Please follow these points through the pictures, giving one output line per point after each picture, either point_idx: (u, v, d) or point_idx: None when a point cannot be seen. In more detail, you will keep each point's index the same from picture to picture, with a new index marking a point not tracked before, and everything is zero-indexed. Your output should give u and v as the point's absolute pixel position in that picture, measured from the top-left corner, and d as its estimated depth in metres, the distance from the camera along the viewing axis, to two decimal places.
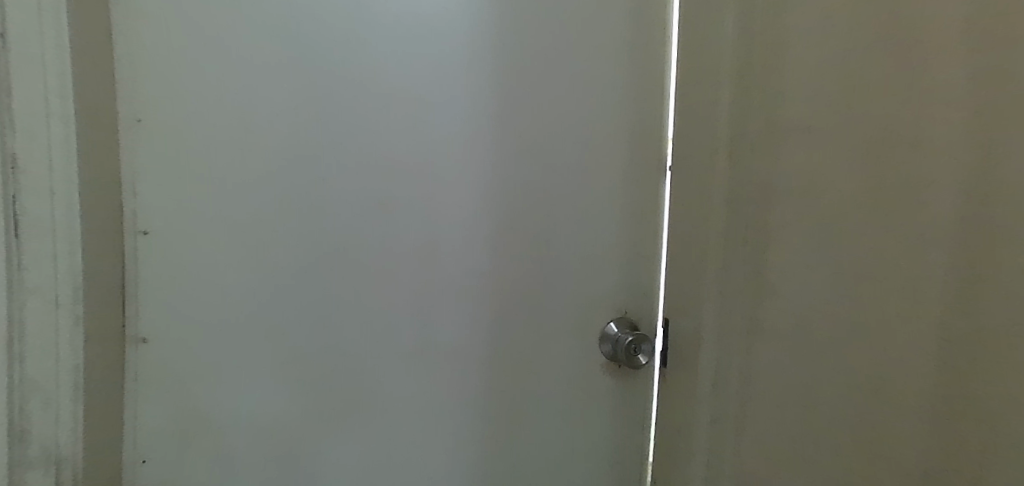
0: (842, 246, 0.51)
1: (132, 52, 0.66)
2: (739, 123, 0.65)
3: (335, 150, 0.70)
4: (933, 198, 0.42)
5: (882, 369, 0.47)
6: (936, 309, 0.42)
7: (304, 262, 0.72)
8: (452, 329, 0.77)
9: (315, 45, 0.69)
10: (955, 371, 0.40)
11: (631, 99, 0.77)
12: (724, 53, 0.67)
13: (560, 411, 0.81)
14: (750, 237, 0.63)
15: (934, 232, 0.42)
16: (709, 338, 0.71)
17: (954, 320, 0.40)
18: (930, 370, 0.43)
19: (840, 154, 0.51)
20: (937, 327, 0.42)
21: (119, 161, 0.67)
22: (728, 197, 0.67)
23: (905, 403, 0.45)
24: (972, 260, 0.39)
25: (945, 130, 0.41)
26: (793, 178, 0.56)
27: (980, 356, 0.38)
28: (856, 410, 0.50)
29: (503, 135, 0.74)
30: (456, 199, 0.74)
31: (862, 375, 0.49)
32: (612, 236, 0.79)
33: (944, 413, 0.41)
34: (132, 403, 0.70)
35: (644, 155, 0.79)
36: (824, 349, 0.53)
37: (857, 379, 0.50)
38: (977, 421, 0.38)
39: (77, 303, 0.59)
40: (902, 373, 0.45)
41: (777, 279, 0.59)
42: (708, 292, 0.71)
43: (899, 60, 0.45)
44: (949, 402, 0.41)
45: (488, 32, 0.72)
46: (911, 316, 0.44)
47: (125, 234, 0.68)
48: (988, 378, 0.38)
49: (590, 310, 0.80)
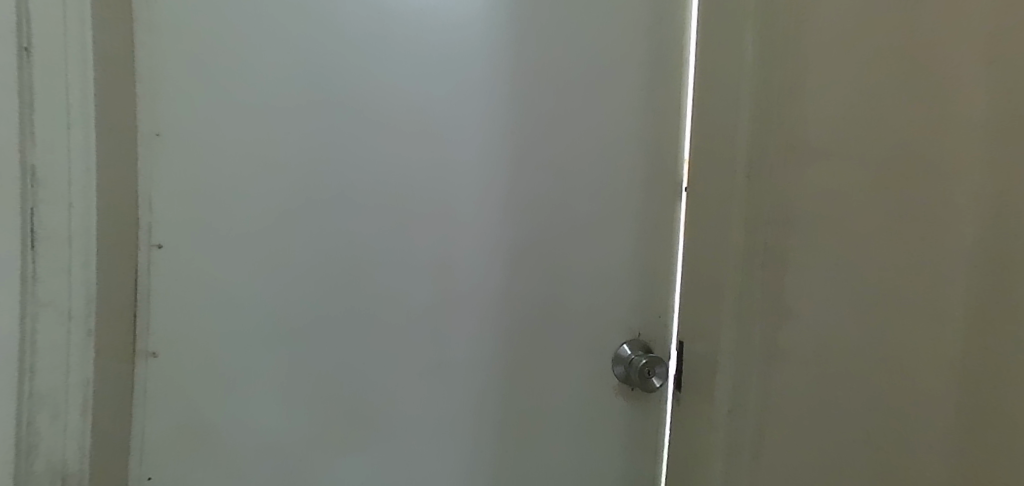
0: (859, 270, 0.50)
1: (153, 67, 0.66)
2: (757, 144, 0.64)
3: (349, 165, 0.70)
4: (954, 225, 0.41)
5: (901, 399, 0.46)
6: (953, 334, 0.41)
7: (316, 276, 0.71)
8: (462, 348, 0.76)
9: (333, 63, 0.69)
10: (972, 394, 0.39)
11: (648, 118, 0.77)
12: (742, 74, 0.66)
13: (571, 433, 0.80)
14: (769, 262, 0.61)
15: (955, 259, 0.41)
16: (724, 364, 0.69)
17: (976, 353, 0.39)
18: (949, 395, 0.41)
19: (858, 177, 0.50)
20: (957, 358, 0.40)
21: (137, 174, 0.67)
22: (744, 220, 0.66)
23: (924, 425, 0.43)
24: (990, 282, 0.38)
25: (966, 155, 0.40)
26: (809, 201, 0.56)
27: (996, 380, 0.37)
28: (872, 433, 0.49)
29: (518, 153, 0.74)
30: (471, 216, 0.74)
31: (879, 399, 0.48)
32: (625, 257, 0.78)
33: (960, 436, 0.40)
34: (140, 417, 0.70)
35: (659, 175, 0.78)
36: (842, 375, 0.52)
37: (875, 406, 0.48)
38: (999, 460, 0.37)
39: (89, 317, 0.58)
40: (922, 404, 0.44)
41: (795, 306, 0.58)
42: (723, 315, 0.69)
43: (919, 83, 0.44)
44: (969, 438, 0.40)
45: (506, 51, 0.73)
46: (929, 341, 0.43)
47: (140, 247, 0.68)
48: (1005, 405, 0.36)
49: (603, 332, 0.79)
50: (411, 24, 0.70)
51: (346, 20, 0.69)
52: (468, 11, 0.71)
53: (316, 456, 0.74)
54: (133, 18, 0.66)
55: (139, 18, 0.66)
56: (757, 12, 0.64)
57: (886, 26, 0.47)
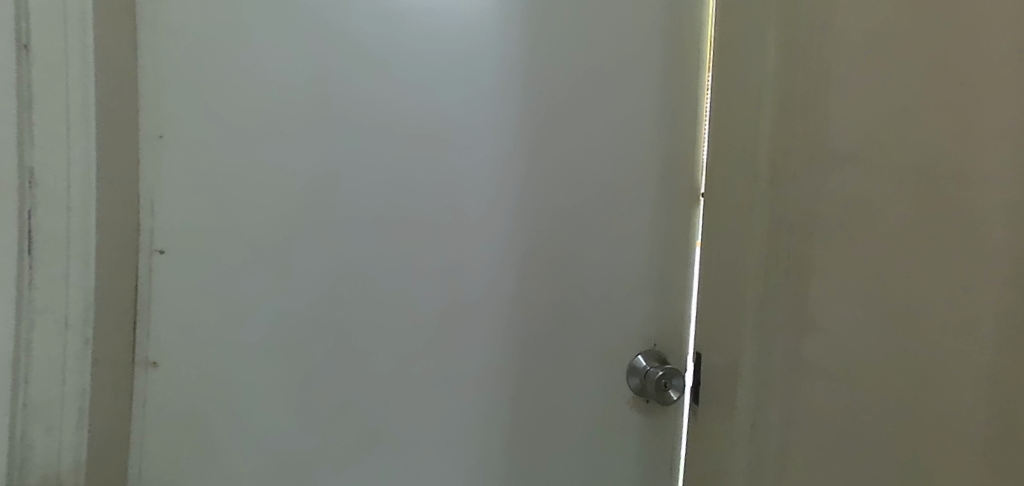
0: (886, 280, 0.47)
1: (157, 68, 0.65)
2: (779, 148, 0.61)
3: (356, 167, 0.68)
4: (985, 233, 0.38)
5: (928, 417, 0.43)
6: (982, 349, 0.38)
7: (324, 282, 0.69)
8: (471, 359, 0.73)
9: (342, 63, 0.67)
10: (1002, 411, 0.36)
11: (662, 122, 0.75)
12: (765, 74, 0.63)
13: (584, 446, 0.77)
14: (793, 271, 0.59)
15: (984, 269, 0.38)
16: (745, 378, 0.66)
17: (1004, 368, 0.36)
18: (978, 411, 0.39)
19: (885, 182, 0.47)
20: (988, 373, 0.38)
21: (138, 177, 0.65)
22: (766, 229, 0.63)
23: (952, 442, 0.41)
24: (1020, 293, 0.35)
25: (996, 154, 0.37)
26: (832, 211, 0.53)
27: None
28: (896, 449, 0.46)
29: (532, 158, 0.72)
30: (481, 222, 0.72)
31: (903, 414, 0.45)
32: (639, 264, 0.76)
33: (987, 454, 0.38)
34: (139, 428, 0.68)
35: (675, 180, 0.76)
36: (866, 387, 0.49)
37: (898, 421, 0.46)
38: None
39: (88, 323, 0.57)
40: (949, 419, 0.41)
41: (818, 318, 0.55)
42: (745, 326, 0.66)
43: (949, 85, 0.42)
44: (996, 458, 0.37)
45: (518, 53, 0.71)
46: (958, 356, 0.40)
47: (141, 253, 0.66)
48: None
49: (617, 343, 0.76)
50: (421, 25, 0.68)
51: (355, 20, 0.67)
52: (480, 13, 0.70)
53: (319, 469, 0.71)
54: (138, 17, 0.64)
55: (143, 17, 0.64)
56: (778, 11, 0.62)
57: (914, 23, 0.45)
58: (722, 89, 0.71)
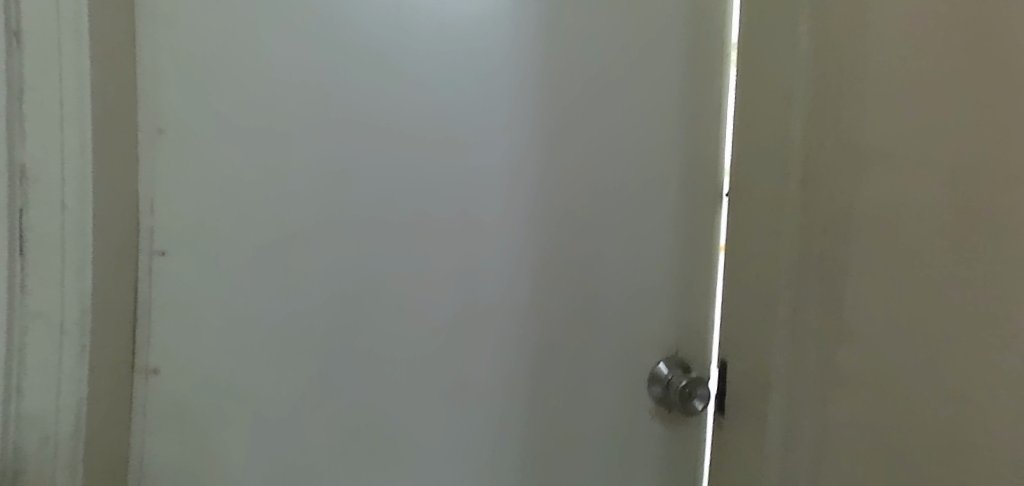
0: (927, 288, 0.44)
1: (157, 60, 0.62)
2: (809, 147, 0.58)
3: (365, 164, 0.66)
4: (1019, 242, 0.35)
5: (973, 436, 0.39)
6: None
7: (331, 285, 0.66)
8: (485, 365, 0.70)
9: (350, 56, 0.64)
10: None
11: (684, 119, 0.72)
12: (795, 66, 0.60)
13: (602, 457, 0.74)
14: (827, 275, 0.55)
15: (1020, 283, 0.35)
16: (776, 387, 0.62)
17: None
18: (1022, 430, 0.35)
19: (924, 182, 0.44)
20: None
21: (138, 174, 0.63)
22: (798, 229, 0.59)
23: (996, 464, 0.37)
24: None
25: None
26: (868, 212, 0.50)
27: None
28: (940, 471, 0.42)
29: (548, 155, 0.69)
30: (496, 222, 0.69)
31: (948, 433, 0.41)
32: (660, 267, 0.73)
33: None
34: (140, 437, 0.65)
35: (698, 179, 0.73)
36: (908, 402, 0.45)
37: (942, 440, 0.42)
38: None
39: (83, 332, 0.54)
40: (993, 439, 0.37)
41: (854, 325, 0.52)
42: (776, 332, 0.62)
43: (981, 75, 0.38)
44: None
45: (535, 46, 0.68)
46: (1000, 371, 0.37)
47: (141, 254, 0.64)
48: None
49: (638, 349, 0.73)
50: (433, 17, 0.66)
51: (364, 11, 0.64)
52: (494, 4, 0.67)
53: (327, 479, 0.69)
54: (137, 8, 0.62)
55: (143, 8, 0.62)
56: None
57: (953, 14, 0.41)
58: (749, 82, 0.68)
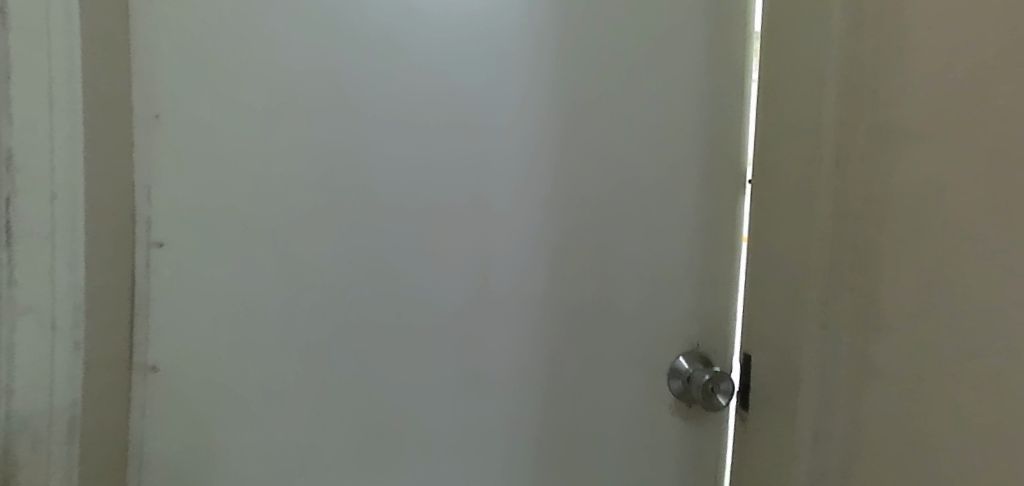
0: (965, 280, 0.40)
1: (151, 40, 0.59)
2: (842, 128, 0.55)
3: (371, 151, 0.63)
4: None
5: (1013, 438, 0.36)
6: None
7: (337, 277, 0.64)
8: (497, 360, 0.68)
9: (355, 36, 0.61)
10: None
11: (705, 102, 0.68)
12: (825, 44, 0.57)
13: (620, 453, 0.71)
14: (861, 264, 0.52)
15: None
16: (805, 382, 0.59)
17: None
18: None
19: (964, 173, 0.40)
20: None
21: (132, 161, 0.60)
22: (830, 216, 0.56)
23: None
24: None
25: None
26: (903, 198, 0.47)
27: None
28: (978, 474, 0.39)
29: (563, 141, 0.66)
30: (508, 210, 0.66)
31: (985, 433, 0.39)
32: (679, 257, 0.70)
33: None
34: (139, 436, 0.63)
35: (719, 166, 0.70)
36: (944, 398, 0.43)
37: (981, 440, 0.39)
38: None
39: (77, 327, 0.52)
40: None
41: (889, 316, 0.49)
42: (804, 325, 0.59)
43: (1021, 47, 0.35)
44: None
45: (548, 26, 0.65)
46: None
47: (137, 246, 0.61)
48: None
49: (657, 343, 0.70)
50: None
51: None
52: None
53: (336, 478, 0.66)
54: None
55: None
56: None
57: None
58: (774, 62, 0.65)
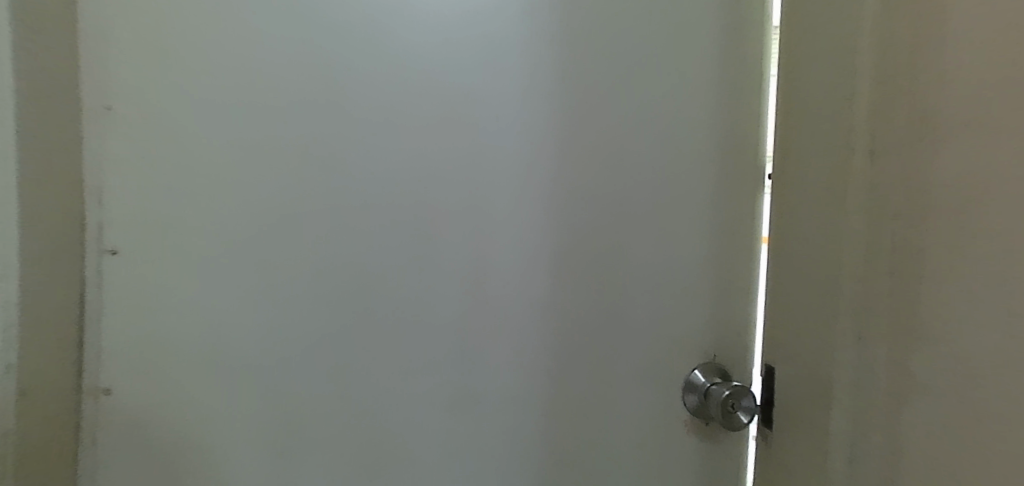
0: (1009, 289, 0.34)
1: (101, 25, 0.54)
2: (873, 117, 0.49)
3: (354, 148, 0.57)
4: None
5: None
6: None
7: (309, 286, 0.58)
8: (494, 375, 0.62)
9: (335, 23, 0.56)
10: None
11: (721, 92, 0.63)
12: (848, 25, 0.52)
13: (631, 474, 0.66)
14: (897, 268, 0.46)
15: None
16: (838, 399, 0.53)
17: None
18: None
19: (1009, 166, 0.34)
20: None
21: (80, 159, 0.55)
22: (864, 213, 0.50)
23: None
24: None
25: None
26: (942, 192, 0.41)
27: None
28: None
29: (566, 136, 0.61)
30: (505, 212, 0.60)
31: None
32: (694, 261, 0.64)
33: None
34: (90, 466, 0.57)
35: (736, 162, 0.64)
36: (983, 424, 0.37)
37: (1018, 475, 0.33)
38: None
39: (10, 346, 0.46)
40: None
41: (925, 326, 0.43)
42: (835, 336, 0.53)
43: None
44: None
45: (546, 12, 0.59)
46: None
47: (87, 254, 0.56)
48: None
49: (670, 355, 0.65)
50: None
51: None
52: None
53: None
54: None
55: None
56: None
57: None
58: (795, 49, 0.59)
